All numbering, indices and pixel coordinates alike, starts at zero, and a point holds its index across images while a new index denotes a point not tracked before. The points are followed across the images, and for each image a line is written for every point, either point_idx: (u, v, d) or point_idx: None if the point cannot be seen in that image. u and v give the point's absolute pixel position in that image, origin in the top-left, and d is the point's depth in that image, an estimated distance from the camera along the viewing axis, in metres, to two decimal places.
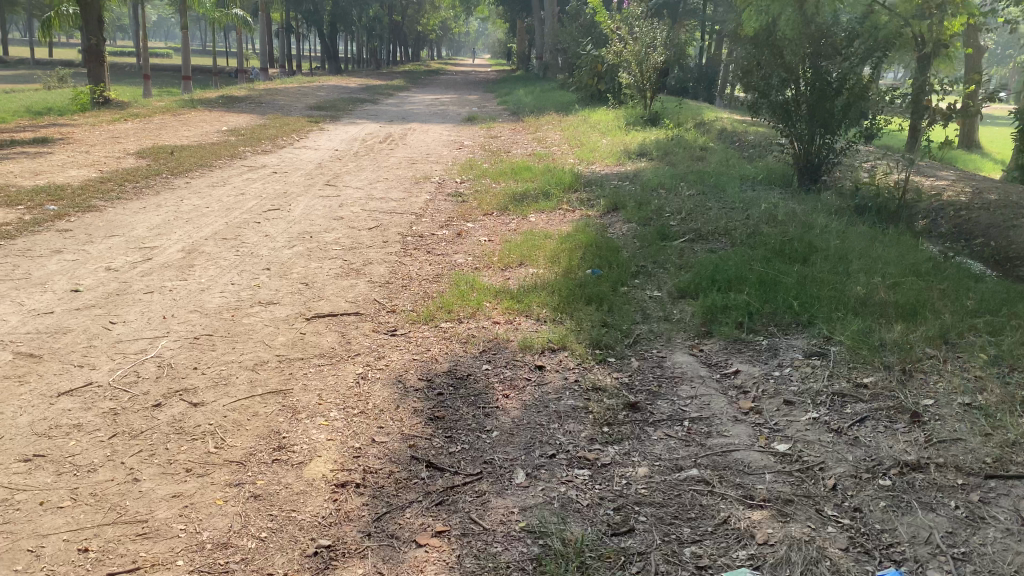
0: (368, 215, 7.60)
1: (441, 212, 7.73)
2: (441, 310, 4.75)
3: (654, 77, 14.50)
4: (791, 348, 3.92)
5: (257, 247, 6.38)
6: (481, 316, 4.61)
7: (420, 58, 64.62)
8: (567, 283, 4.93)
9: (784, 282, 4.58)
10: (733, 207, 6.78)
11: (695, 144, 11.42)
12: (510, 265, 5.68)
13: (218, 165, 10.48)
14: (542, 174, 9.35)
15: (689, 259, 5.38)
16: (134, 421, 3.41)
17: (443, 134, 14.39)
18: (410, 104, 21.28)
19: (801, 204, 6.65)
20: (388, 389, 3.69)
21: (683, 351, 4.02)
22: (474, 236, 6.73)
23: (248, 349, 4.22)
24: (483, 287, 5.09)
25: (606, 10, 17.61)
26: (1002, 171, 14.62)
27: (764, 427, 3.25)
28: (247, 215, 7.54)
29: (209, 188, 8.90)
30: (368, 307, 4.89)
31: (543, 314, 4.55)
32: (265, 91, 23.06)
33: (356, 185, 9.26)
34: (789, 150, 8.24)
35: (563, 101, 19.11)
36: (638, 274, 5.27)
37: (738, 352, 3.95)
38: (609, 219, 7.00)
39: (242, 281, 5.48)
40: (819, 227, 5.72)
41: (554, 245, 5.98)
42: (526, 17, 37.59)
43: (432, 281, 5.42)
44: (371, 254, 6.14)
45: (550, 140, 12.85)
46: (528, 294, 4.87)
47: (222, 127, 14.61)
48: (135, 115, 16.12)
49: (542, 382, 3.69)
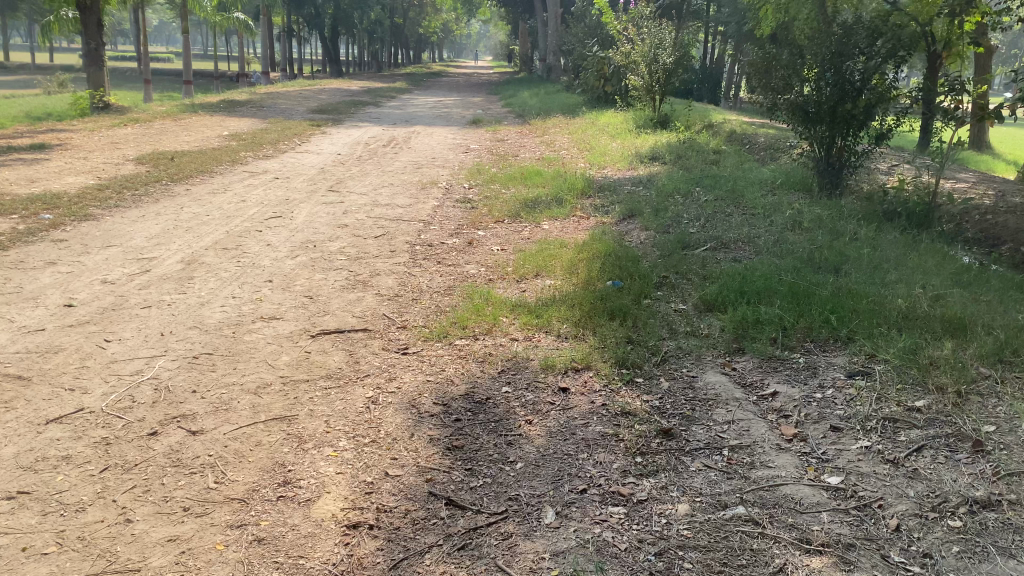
0: (374, 222, 7.36)
1: (450, 219, 7.49)
2: (455, 325, 4.50)
3: (662, 79, 14.24)
4: (832, 368, 3.67)
5: (260, 258, 6.13)
6: (498, 333, 4.35)
7: (422, 61, 64.42)
8: (586, 297, 4.68)
9: (817, 295, 4.33)
10: (754, 213, 6.52)
11: (707, 146, 11.17)
12: (525, 276, 5.43)
13: (220, 171, 10.25)
14: (552, 179, 9.10)
15: (714, 270, 5.13)
16: (128, 452, 3.15)
17: (448, 137, 14.16)
18: (414, 107, 21.03)
19: (825, 209, 6.39)
20: (401, 415, 3.44)
21: (715, 370, 3.77)
22: (486, 245, 6.48)
23: (251, 370, 3.96)
24: (498, 301, 4.85)
25: (612, 11, 17.37)
26: (1016, 172, 14.36)
27: (811, 456, 2.99)
28: (249, 223, 7.30)
29: (210, 195, 8.66)
30: (377, 322, 4.64)
31: (563, 330, 4.30)
32: (267, 95, 22.85)
33: (361, 190, 9.02)
34: (807, 153, 7.97)
35: (570, 102, 18.86)
36: (660, 286, 5.02)
37: (774, 372, 3.70)
38: (625, 226, 6.75)
39: (244, 294, 5.23)
40: (848, 235, 5.48)
41: (571, 255, 5.72)
42: (528, 20, 37.40)
43: (443, 294, 5.18)
44: (379, 265, 5.89)
45: (558, 144, 12.61)
46: (546, 309, 4.62)
47: (224, 132, 14.39)
48: (135, 120, 15.90)
49: (566, 406, 3.43)
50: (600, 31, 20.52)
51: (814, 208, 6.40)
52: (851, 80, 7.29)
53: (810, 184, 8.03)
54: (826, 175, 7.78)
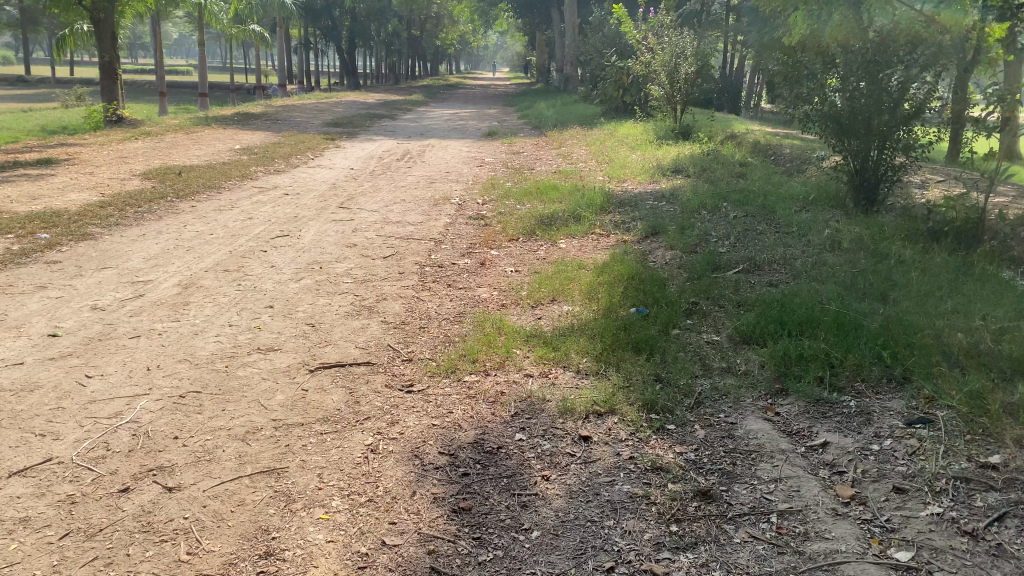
0: (383, 241, 7.01)
1: (463, 237, 7.13)
2: (465, 359, 4.11)
3: (684, 90, 13.86)
4: (889, 415, 3.27)
5: (261, 280, 5.79)
6: (512, 368, 3.97)
7: (438, 71, 64.36)
8: (608, 328, 4.29)
9: (866, 328, 3.94)
10: (787, 232, 6.10)
11: (731, 158, 10.76)
12: (541, 301, 5.05)
13: (227, 187, 9.96)
14: (570, 193, 8.73)
15: (747, 296, 4.73)
16: (94, 513, 2.78)
17: (463, 150, 13.84)
18: (429, 119, 20.74)
19: (864, 228, 5.97)
20: (403, 466, 3.07)
21: (755, 417, 3.38)
22: (499, 266, 6.11)
23: (241, 412, 3.59)
24: (512, 330, 4.46)
25: (631, 20, 16.99)
26: None
27: (872, 524, 2.59)
28: (253, 243, 6.97)
29: (215, 212, 8.34)
30: (380, 355, 4.26)
31: (584, 366, 3.91)
32: (283, 107, 22.69)
33: (372, 207, 8.69)
34: (840, 166, 7.51)
35: (587, 113, 18.51)
36: (688, 314, 4.63)
37: (823, 420, 3.31)
38: (649, 245, 6.35)
39: (241, 322, 4.88)
40: (893, 258, 5.06)
41: (591, 279, 5.33)
42: (545, 30, 37.14)
43: (453, 321, 4.80)
44: (385, 289, 5.52)
45: (576, 156, 12.24)
46: (564, 340, 4.23)
47: (235, 146, 14.13)
48: (147, 133, 15.69)
49: (589, 460, 3.06)
50: (618, 41, 20.17)
51: (853, 226, 5.98)
52: (887, 90, 6.85)
53: (843, 200, 7.59)
54: (860, 192, 7.32)
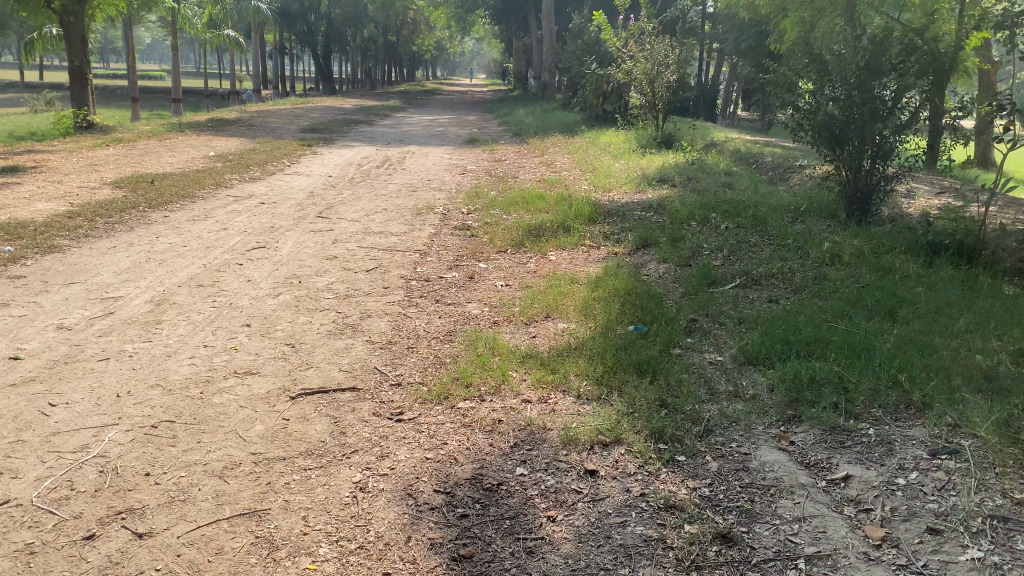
0: (365, 253, 6.77)
1: (448, 249, 6.90)
2: (458, 383, 3.88)
3: (666, 97, 13.74)
4: (911, 445, 3.09)
5: (238, 296, 5.53)
6: (507, 393, 3.74)
7: (414, 77, 64.04)
8: (607, 348, 4.08)
9: (880, 349, 3.76)
10: (783, 245, 5.94)
11: (718, 167, 10.62)
12: (535, 318, 4.83)
13: (201, 196, 9.65)
14: (556, 203, 8.53)
15: (749, 313, 4.55)
16: (55, 566, 2.52)
17: (444, 157, 13.61)
18: (407, 125, 20.49)
19: (862, 239, 5.81)
20: (396, 508, 2.84)
21: (770, 446, 3.18)
22: (488, 280, 5.88)
23: (218, 445, 3.33)
24: (505, 350, 4.24)
25: (611, 27, 16.87)
26: None
27: (909, 570, 2.40)
28: (229, 255, 6.69)
29: (189, 223, 8.05)
30: (366, 379, 4.02)
31: (584, 390, 3.69)
32: (259, 113, 22.34)
33: (353, 216, 8.44)
34: (831, 177, 7.35)
35: (567, 121, 18.36)
36: (689, 332, 4.43)
37: (842, 450, 3.12)
38: (641, 258, 6.15)
39: (217, 342, 4.61)
40: (896, 273, 4.90)
41: (585, 294, 5.12)
42: (523, 37, 37.05)
43: (443, 341, 4.57)
44: (370, 305, 5.28)
45: (559, 164, 12.06)
46: (561, 361, 4.01)
47: (210, 152, 13.79)
48: (118, 139, 15.29)
49: (597, 498, 2.84)
50: (598, 48, 20.04)
51: (851, 238, 5.82)
52: (880, 98, 6.68)
53: (835, 210, 7.44)
54: (853, 202, 7.11)
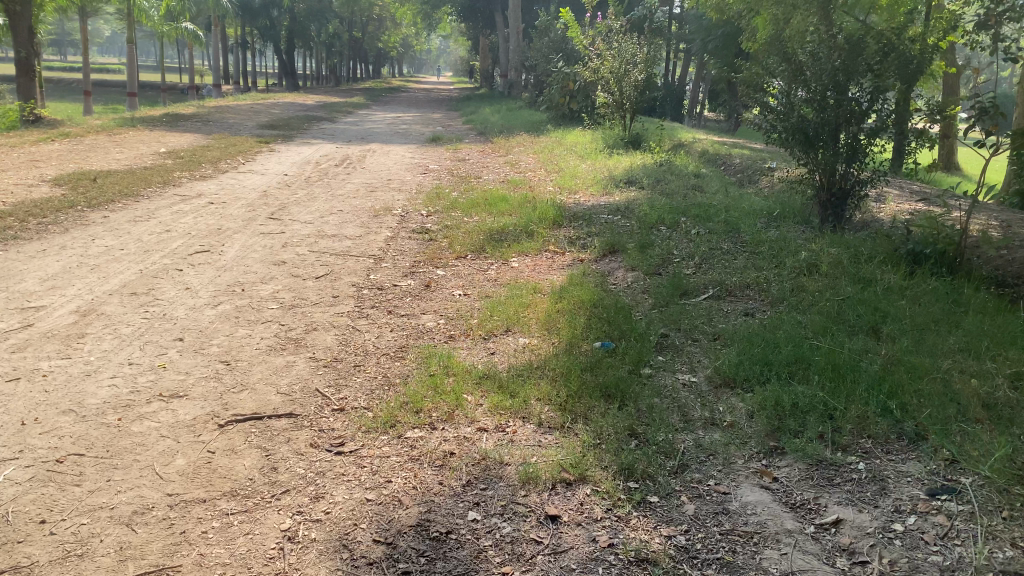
0: (316, 258, 6.36)
1: (405, 254, 6.52)
2: (406, 408, 3.50)
3: (633, 96, 13.44)
4: (906, 483, 2.79)
5: (173, 306, 5.10)
6: (461, 420, 3.38)
7: (379, 74, 63.28)
8: (571, 368, 3.75)
9: (866, 372, 3.46)
10: (756, 252, 5.66)
11: (686, 168, 10.35)
12: (494, 332, 4.47)
13: (147, 195, 9.15)
14: (520, 205, 8.17)
15: (726, 329, 4.23)
16: None
17: (406, 155, 13.18)
18: (370, 123, 20.03)
19: (839, 246, 5.54)
20: (328, 563, 2.48)
21: (750, 485, 2.87)
22: (446, 289, 5.51)
23: (129, 484, 2.92)
24: (461, 370, 3.87)
25: (578, 25, 16.57)
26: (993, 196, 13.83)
27: None
28: (168, 260, 6.24)
29: (129, 224, 7.57)
30: (306, 403, 3.63)
31: (546, 417, 3.35)
32: (217, 108, 21.66)
33: (306, 218, 8.01)
34: (804, 180, 7.06)
35: (532, 120, 18.02)
36: (659, 349, 4.10)
37: (830, 488, 2.81)
38: (608, 266, 5.83)
39: (143, 359, 4.19)
40: (878, 285, 4.62)
41: (548, 306, 4.77)
42: (489, 34, 36.64)
43: (392, 358, 4.19)
44: (316, 317, 4.88)
45: (524, 164, 11.72)
46: (521, 383, 3.66)
47: (161, 149, 13.20)
48: (65, 134, 14.65)
49: (558, 550, 2.51)
50: (565, 46, 19.70)
51: (827, 245, 5.55)
52: (857, 99, 6.40)
53: (808, 215, 7.17)
54: (828, 207, 6.82)
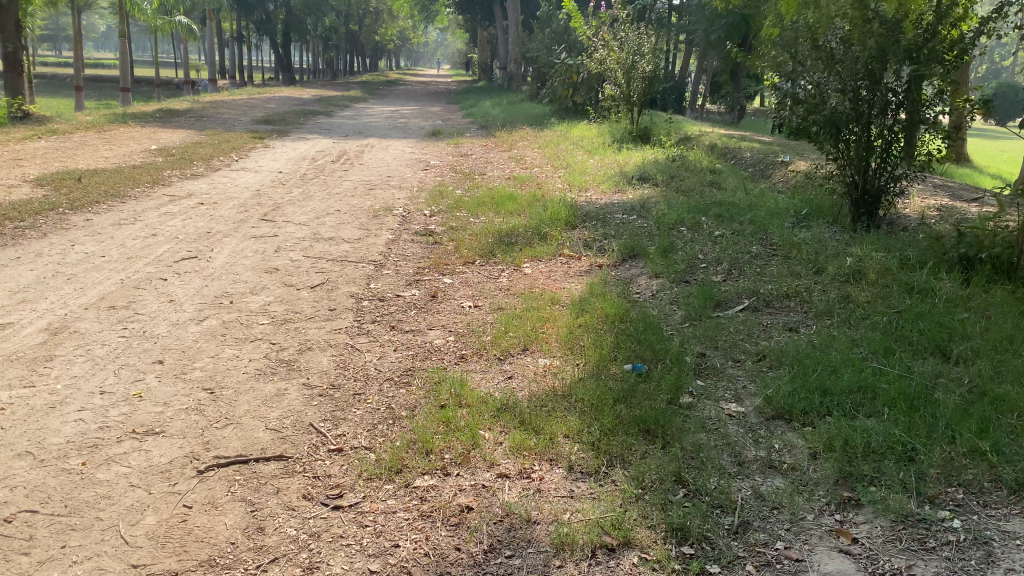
0: (311, 265, 5.89)
1: (409, 260, 6.06)
2: (415, 450, 3.03)
3: (641, 88, 12.95)
4: (1016, 548, 2.35)
5: (153, 322, 4.63)
6: (478, 464, 2.91)
7: (377, 68, 62.59)
8: (601, 399, 3.28)
9: (944, 405, 3.00)
10: (791, 256, 5.20)
11: (700, 163, 9.89)
12: (511, 352, 4.01)
13: (134, 195, 8.68)
14: (529, 204, 7.71)
15: (772, 348, 3.76)
16: None
17: (406, 151, 12.72)
18: (368, 117, 19.53)
19: (881, 250, 5.08)
20: None
21: (827, 549, 2.41)
22: (454, 299, 5.05)
23: (87, 553, 2.46)
24: (475, 399, 3.40)
25: (582, 14, 16.03)
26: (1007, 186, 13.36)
27: None
28: (152, 268, 5.78)
29: (113, 227, 7.10)
30: (299, 442, 3.16)
31: (578, 460, 2.89)
32: (211, 103, 21.13)
33: (301, 219, 7.55)
34: (831, 177, 6.51)
35: (535, 113, 17.52)
36: (698, 371, 3.64)
37: (924, 554, 2.36)
38: (629, 272, 5.37)
39: (117, 387, 3.72)
40: (937, 296, 4.15)
41: (569, 321, 4.31)
42: (488, 26, 36.10)
43: (397, 384, 3.71)
44: (311, 334, 4.41)
45: (529, 159, 11.26)
46: (547, 417, 3.19)
47: (151, 146, 12.72)
48: (53, 130, 14.15)
49: None
50: (567, 37, 19.15)
51: (870, 249, 5.08)
52: (892, 88, 5.81)
53: (838, 215, 6.59)
54: (860, 206, 6.25)
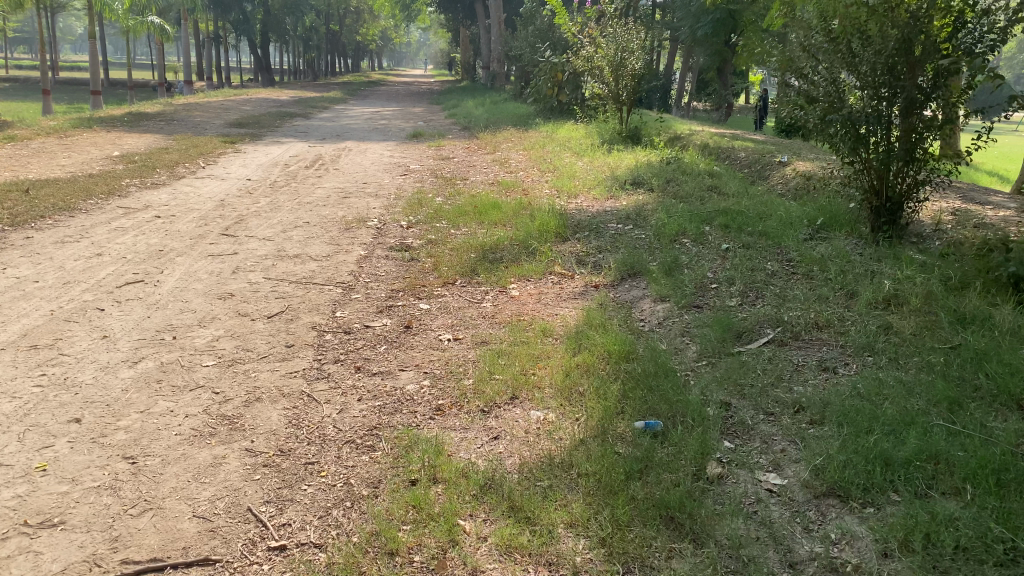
0: (271, 288, 5.23)
1: (382, 281, 5.41)
2: (377, 548, 2.39)
3: (631, 86, 12.33)
4: None
5: (80, 365, 3.95)
6: (456, 571, 2.28)
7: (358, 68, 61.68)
8: (608, 475, 2.63)
9: None
10: (812, 275, 4.60)
11: (696, 165, 9.29)
12: (496, 404, 3.36)
13: (85, 208, 7.96)
14: (514, 213, 7.08)
15: (809, 398, 3.12)
16: None
17: (384, 154, 12.05)
18: (348, 119, 18.82)
19: (915, 266, 4.47)
20: None
21: None
22: (432, 330, 4.41)
23: None
24: (453, 473, 2.75)
25: (565, 8, 15.36)
26: (1008, 183, 12.78)
27: None
28: (90, 296, 5.09)
29: (55, 246, 6.40)
30: (234, 538, 2.51)
31: (585, 566, 2.26)
32: (184, 106, 20.34)
33: (266, 232, 6.89)
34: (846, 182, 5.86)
35: (520, 113, 16.88)
36: (723, 428, 3.00)
37: None
38: (630, 294, 4.74)
39: (18, 456, 3.04)
40: (997, 328, 3.54)
41: (564, 362, 3.66)
42: (469, 25, 35.43)
43: (359, 450, 3.05)
44: (263, 379, 3.75)
45: (514, 163, 10.61)
46: (541, 501, 2.54)
47: (113, 153, 11.96)
48: (10, 137, 13.34)
49: None
50: (552, 35, 18.49)
51: (902, 266, 4.48)
52: None
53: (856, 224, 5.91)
54: (880, 213, 5.53)
